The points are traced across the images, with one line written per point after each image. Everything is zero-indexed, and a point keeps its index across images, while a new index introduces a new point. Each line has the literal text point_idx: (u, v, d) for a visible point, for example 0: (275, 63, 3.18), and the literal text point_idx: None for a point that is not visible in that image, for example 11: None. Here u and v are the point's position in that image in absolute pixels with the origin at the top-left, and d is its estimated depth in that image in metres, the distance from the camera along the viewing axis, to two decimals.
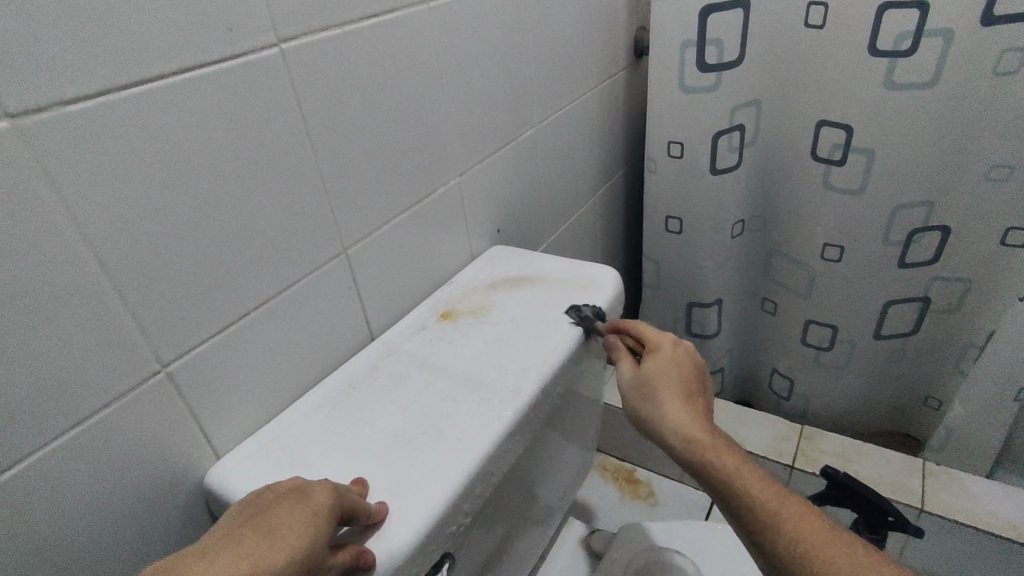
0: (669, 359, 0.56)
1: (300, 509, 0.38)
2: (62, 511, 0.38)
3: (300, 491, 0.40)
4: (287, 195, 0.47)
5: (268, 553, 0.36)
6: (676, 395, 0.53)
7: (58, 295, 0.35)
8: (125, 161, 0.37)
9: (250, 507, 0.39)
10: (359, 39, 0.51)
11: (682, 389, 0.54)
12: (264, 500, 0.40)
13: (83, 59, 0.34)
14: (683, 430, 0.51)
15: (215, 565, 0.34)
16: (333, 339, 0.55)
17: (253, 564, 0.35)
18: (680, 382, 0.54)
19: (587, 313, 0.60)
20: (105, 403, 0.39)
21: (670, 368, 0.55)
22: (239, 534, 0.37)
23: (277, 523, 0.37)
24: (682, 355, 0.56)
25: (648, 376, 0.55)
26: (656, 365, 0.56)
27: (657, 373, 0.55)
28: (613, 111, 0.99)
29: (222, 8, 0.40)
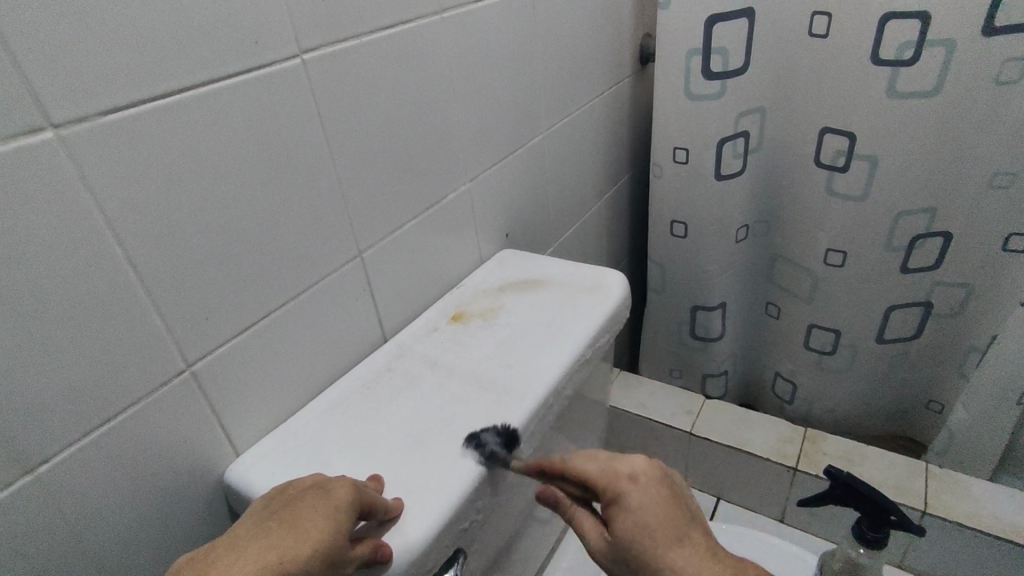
0: (642, 514, 0.45)
1: (321, 504, 0.40)
2: (92, 503, 0.40)
3: (323, 485, 0.42)
4: (307, 201, 0.49)
5: (294, 546, 0.38)
6: (670, 559, 0.45)
7: (94, 296, 0.37)
8: (157, 168, 0.38)
9: (275, 500, 0.42)
10: (376, 49, 0.52)
11: (672, 540, 0.45)
12: (289, 492, 0.42)
13: (120, 71, 0.35)
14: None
15: (242, 561, 0.37)
16: (347, 341, 0.57)
17: (276, 562, 0.37)
18: (664, 531, 0.45)
19: (492, 449, 0.48)
20: (136, 399, 0.41)
21: (647, 522, 0.45)
22: (266, 528, 0.39)
23: (299, 518, 0.39)
24: (648, 494, 0.46)
25: (627, 543, 0.46)
26: (630, 530, 0.45)
27: (636, 536, 0.45)
28: (620, 116, 1.01)
29: (249, 21, 0.41)
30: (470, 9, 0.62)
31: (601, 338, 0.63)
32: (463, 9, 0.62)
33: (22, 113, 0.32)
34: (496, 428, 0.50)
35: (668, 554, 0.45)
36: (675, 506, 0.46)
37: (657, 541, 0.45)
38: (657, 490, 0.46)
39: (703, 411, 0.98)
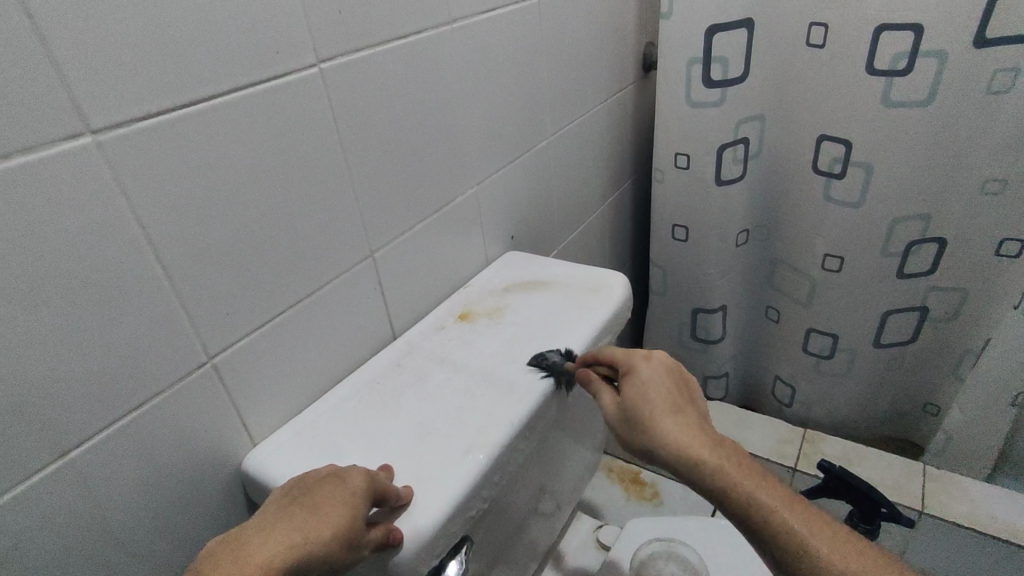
0: (647, 378, 0.52)
1: (338, 491, 0.43)
2: (120, 486, 0.42)
3: (339, 473, 0.44)
4: (323, 203, 0.51)
5: (314, 529, 0.40)
6: (665, 417, 0.50)
7: (126, 290, 0.39)
8: (185, 170, 0.41)
9: (294, 488, 0.44)
10: (389, 58, 0.55)
11: (668, 407, 0.51)
12: (309, 479, 0.44)
13: (155, 80, 0.38)
14: (682, 451, 0.49)
15: (266, 543, 0.40)
16: (359, 338, 0.59)
17: (297, 543, 0.40)
18: (664, 399, 0.51)
19: (554, 359, 0.58)
20: (162, 388, 0.43)
21: (652, 388, 0.52)
22: (288, 512, 0.42)
23: (317, 504, 0.42)
24: (657, 370, 0.53)
25: (631, 403, 0.52)
26: (635, 390, 0.52)
27: (639, 397, 0.52)
28: (623, 123, 1.03)
29: (271, 33, 0.44)
30: (479, 19, 0.65)
31: (603, 337, 0.65)
32: (472, 20, 0.64)
33: (64, 119, 0.34)
34: (559, 351, 0.59)
35: (661, 414, 0.50)
36: (679, 388, 0.53)
37: (657, 403, 0.51)
38: (665, 372, 0.54)
39: None
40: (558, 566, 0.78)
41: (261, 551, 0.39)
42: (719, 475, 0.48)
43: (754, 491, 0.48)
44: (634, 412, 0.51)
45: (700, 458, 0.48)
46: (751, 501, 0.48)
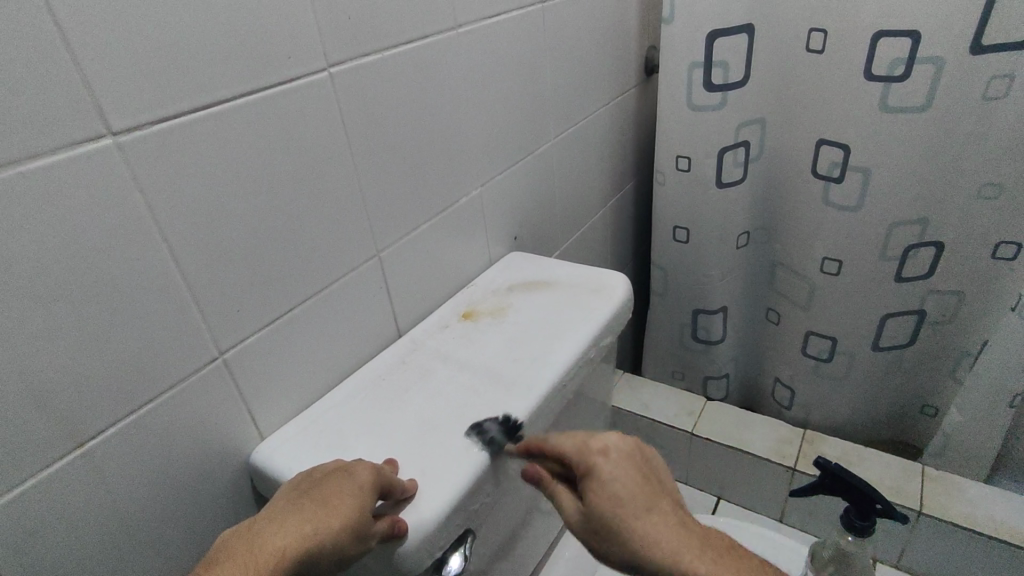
0: (614, 481, 0.47)
1: (346, 484, 0.44)
2: (135, 476, 0.43)
3: (345, 467, 0.45)
4: (331, 204, 0.53)
5: (324, 521, 0.42)
6: (638, 526, 0.47)
7: (143, 286, 0.41)
8: (200, 171, 0.42)
9: (302, 482, 0.45)
10: (397, 62, 0.56)
11: (641, 511, 0.47)
12: (319, 472, 0.46)
13: (175, 82, 0.39)
14: (667, 561, 0.46)
15: (279, 535, 0.42)
16: (364, 336, 0.61)
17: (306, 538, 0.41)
18: (637, 501, 0.47)
19: (492, 434, 0.52)
20: (176, 381, 0.44)
21: (617, 491, 0.47)
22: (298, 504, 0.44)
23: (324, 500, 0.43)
24: (621, 465, 0.48)
25: (600, 512, 0.47)
26: (602, 499, 0.47)
27: (604, 504, 0.47)
28: (625, 125, 1.04)
29: (284, 39, 0.45)
30: (484, 24, 0.66)
31: (604, 337, 0.66)
32: (477, 25, 0.65)
33: (86, 122, 0.36)
34: (497, 419, 0.53)
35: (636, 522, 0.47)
36: (646, 478, 0.49)
37: (628, 509, 0.47)
38: (628, 462, 0.49)
39: (705, 413, 1.00)
40: (558, 563, 0.79)
41: (273, 544, 0.41)
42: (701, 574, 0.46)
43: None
44: (604, 519, 0.47)
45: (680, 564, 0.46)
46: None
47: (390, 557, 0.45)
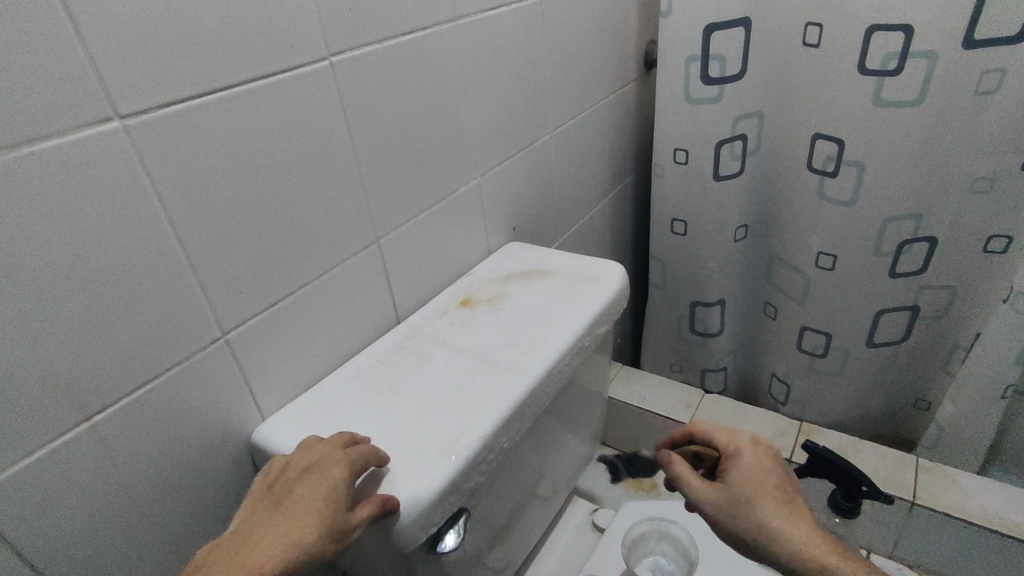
0: (754, 464, 0.53)
1: (318, 484, 0.44)
2: (141, 451, 0.45)
3: (315, 467, 0.45)
4: (332, 191, 0.54)
5: (301, 525, 0.42)
6: (773, 508, 0.50)
7: (149, 267, 0.42)
8: (205, 156, 0.43)
9: (272, 493, 0.45)
10: (396, 52, 0.57)
11: (776, 499, 0.51)
12: (287, 477, 0.45)
13: (180, 68, 0.41)
14: (797, 546, 0.49)
15: (258, 546, 0.41)
16: (364, 321, 0.62)
17: (289, 543, 0.41)
18: (772, 489, 0.52)
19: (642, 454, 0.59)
20: (179, 360, 0.46)
21: (760, 476, 0.52)
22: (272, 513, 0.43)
23: (302, 504, 0.43)
24: (761, 455, 0.54)
25: (735, 487, 0.52)
26: (739, 476, 0.53)
27: (744, 483, 0.52)
28: (624, 119, 1.05)
29: (285, 27, 0.46)
30: (483, 17, 0.67)
31: (598, 325, 0.67)
32: (476, 17, 0.66)
33: (95, 106, 0.37)
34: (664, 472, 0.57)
35: (771, 504, 0.51)
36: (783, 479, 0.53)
37: (764, 493, 0.52)
38: (770, 460, 0.54)
39: (701, 406, 1.01)
40: (554, 548, 0.80)
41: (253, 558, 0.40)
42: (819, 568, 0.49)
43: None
44: (738, 497, 0.52)
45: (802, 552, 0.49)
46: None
47: (388, 533, 0.46)
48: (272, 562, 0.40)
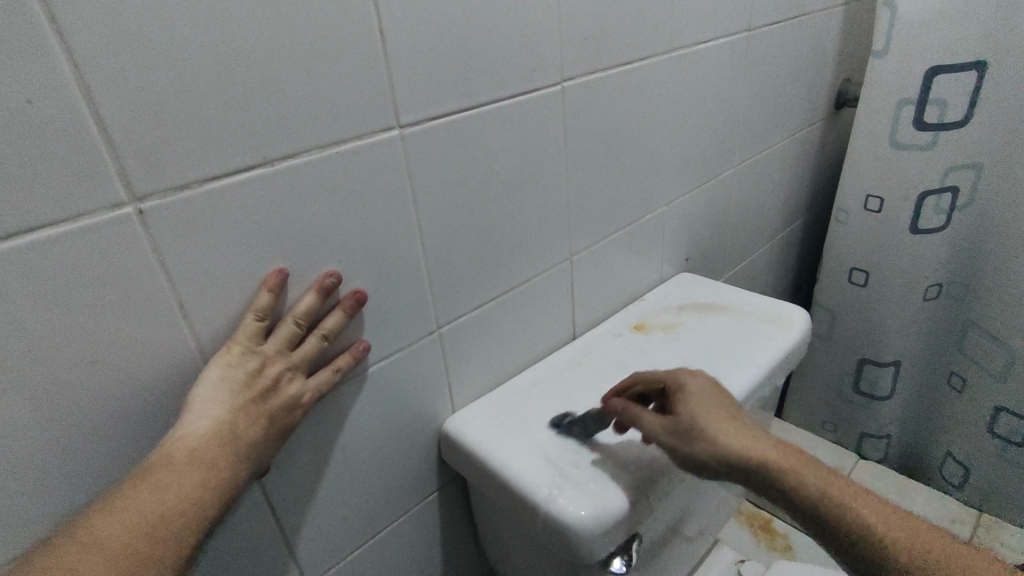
0: (703, 396, 0.48)
1: (281, 416, 0.39)
2: (362, 422, 0.50)
3: (286, 398, 0.39)
4: (542, 207, 0.57)
5: (265, 450, 0.38)
6: (727, 425, 0.46)
7: (399, 258, 0.47)
8: (456, 166, 0.48)
9: (242, 394, 0.37)
10: (618, 80, 0.60)
11: (727, 420, 0.46)
12: (254, 389, 0.38)
13: (452, 85, 0.45)
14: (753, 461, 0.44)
15: (234, 466, 0.36)
16: (547, 333, 0.65)
17: (253, 469, 0.38)
18: (721, 410, 0.47)
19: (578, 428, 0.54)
20: (404, 345, 0.50)
21: (711, 398, 0.48)
22: (250, 427, 0.37)
23: (266, 432, 0.38)
24: (707, 385, 0.49)
25: (697, 424, 0.46)
26: (692, 407, 0.47)
27: (707, 420, 0.46)
28: (808, 157, 1.01)
29: (533, 54, 0.50)
30: (694, 49, 0.68)
31: (779, 371, 0.65)
32: (689, 50, 0.68)
33: (385, 115, 0.42)
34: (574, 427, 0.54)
35: (719, 424, 0.46)
36: (733, 409, 0.48)
37: (721, 419, 0.46)
38: (714, 388, 0.49)
39: (857, 470, 0.94)
40: None
41: (231, 479, 0.36)
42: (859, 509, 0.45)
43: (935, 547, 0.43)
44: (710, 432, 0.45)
45: (831, 500, 0.45)
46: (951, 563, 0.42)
47: (569, 548, 0.47)
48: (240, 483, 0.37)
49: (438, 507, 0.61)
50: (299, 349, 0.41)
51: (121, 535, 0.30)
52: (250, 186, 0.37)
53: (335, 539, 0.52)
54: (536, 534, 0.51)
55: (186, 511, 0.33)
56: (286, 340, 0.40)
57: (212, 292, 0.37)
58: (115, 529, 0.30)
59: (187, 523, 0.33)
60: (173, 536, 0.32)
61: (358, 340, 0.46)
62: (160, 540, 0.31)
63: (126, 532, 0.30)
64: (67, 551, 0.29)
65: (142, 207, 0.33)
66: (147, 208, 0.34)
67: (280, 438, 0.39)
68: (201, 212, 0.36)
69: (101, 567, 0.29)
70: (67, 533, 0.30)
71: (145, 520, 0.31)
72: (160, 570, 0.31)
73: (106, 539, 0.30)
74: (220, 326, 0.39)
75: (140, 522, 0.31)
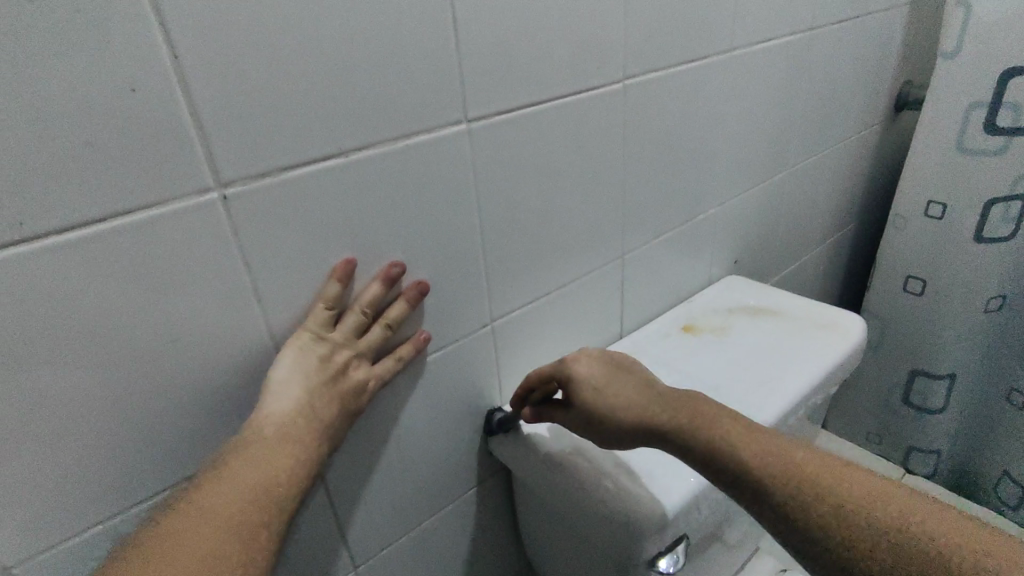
0: (587, 378, 0.49)
1: (350, 401, 0.41)
2: (416, 411, 0.51)
3: (352, 384, 0.41)
4: (597, 204, 0.57)
5: (339, 430, 0.41)
6: (611, 404, 0.47)
7: (459, 251, 0.47)
8: (517, 161, 0.48)
9: (315, 378, 0.39)
10: (677, 79, 0.59)
11: (611, 397, 0.47)
12: (323, 375, 0.40)
13: (518, 81, 0.46)
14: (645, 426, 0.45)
15: (315, 444, 0.39)
16: (595, 331, 0.65)
17: (331, 447, 0.40)
18: (608, 389, 0.48)
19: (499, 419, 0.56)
20: (458, 338, 0.51)
21: (602, 383, 0.48)
22: (326, 409, 0.40)
23: (337, 415, 0.41)
24: (593, 365, 0.50)
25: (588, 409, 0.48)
26: (580, 394, 0.49)
27: (592, 402, 0.48)
28: (864, 161, 0.98)
29: (597, 51, 0.50)
30: (754, 49, 0.67)
31: (833, 379, 0.63)
32: (750, 49, 0.66)
33: (452, 110, 0.43)
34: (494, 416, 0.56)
35: (602, 407, 0.47)
36: (619, 383, 0.48)
37: (608, 400, 0.47)
38: (600, 365, 0.50)
39: None
40: None
41: (317, 456, 0.39)
42: (785, 468, 0.40)
43: (888, 498, 0.37)
44: (598, 417, 0.47)
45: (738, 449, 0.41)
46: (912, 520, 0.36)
47: (624, 545, 0.47)
48: (321, 460, 0.39)
49: (482, 499, 0.61)
50: (365, 338, 0.42)
51: (229, 505, 0.33)
52: (325, 175, 0.38)
53: (386, 524, 0.53)
54: (584, 529, 0.52)
55: (282, 484, 0.36)
56: (352, 330, 0.41)
57: (284, 277, 0.39)
58: (226, 498, 0.34)
59: (283, 492, 0.36)
60: (272, 505, 0.35)
61: (421, 331, 0.47)
62: (265, 508, 0.35)
63: (237, 497, 0.34)
64: (187, 516, 0.32)
65: (226, 194, 0.35)
66: (230, 195, 0.35)
67: (350, 421, 0.42)
68: (279, 199, 0.37)
69: (215, 533, 0.32)
70: (183, 500, 0.33)
71: (247, 491, 0.34)
72: (265, 534, 0.34)
73: (216, 506, 0.33)
74: (291, 311, 0.40)
75: (243, 493, 0.34)
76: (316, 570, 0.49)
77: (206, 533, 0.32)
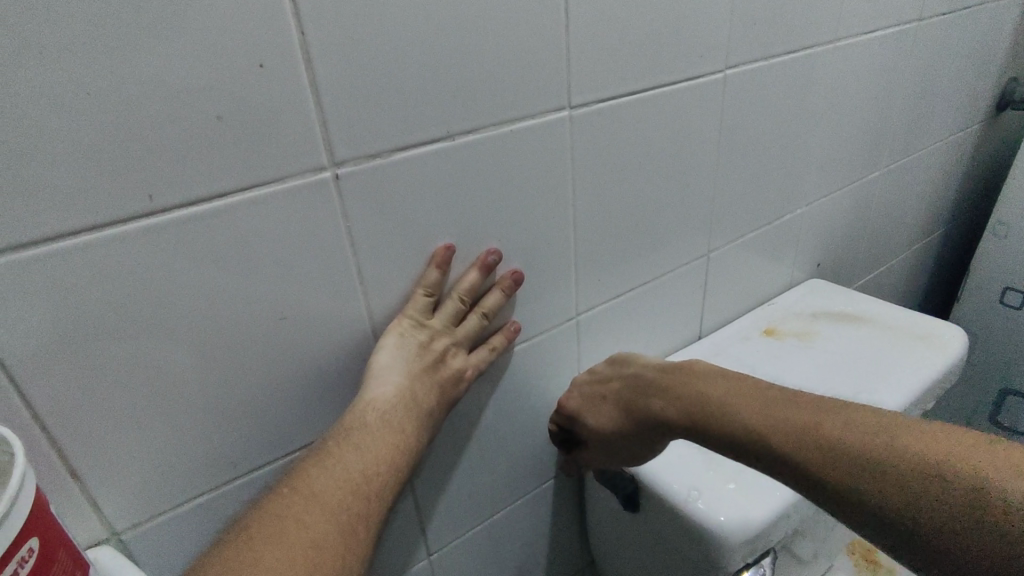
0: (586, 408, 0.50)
1: (448, 388, 0.41)
2: (498, 402, 0.50)
3: (449, 372, 0.42)
4: (687, 198, 0.55)
5: (437, 416, 0.41)
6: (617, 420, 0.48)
7: (552, 241, 0.46)
8: (615, 151, 0.47)
9: (417, 364, 0.39)
10: (778, 70, 0.56)
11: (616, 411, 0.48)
12: (422, 360, 0.40)
13: (623, 68, 0.44)
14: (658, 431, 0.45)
15: (415, 430, 0.39)
16: (674, 330, 0.63)
17: (428, 433, 0.40)
18: (609, 406, 0.49)
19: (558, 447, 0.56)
20: (544, 329, 0.50)
21: (596, 402, 0.50)
22: (424, 395, 0.40)
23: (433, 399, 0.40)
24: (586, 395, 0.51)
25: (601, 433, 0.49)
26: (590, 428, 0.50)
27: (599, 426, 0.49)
28: (960, 163, 0.92)
29: (703, 38, 0.48)
30: (858, 40, 0.63)
31: (930, 394, 0.59)
32: (853, 40, 0.63)
33: (557, 96, 0.41)
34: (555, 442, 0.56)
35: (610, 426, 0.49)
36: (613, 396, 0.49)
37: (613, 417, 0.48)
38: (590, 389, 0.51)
39: None
40: None
41: (416, 445, 0.39)
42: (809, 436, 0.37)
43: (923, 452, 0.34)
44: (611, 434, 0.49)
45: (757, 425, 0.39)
46: (962, 464, 0.33)
47: (706, 557, 0.46)
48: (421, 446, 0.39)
49: (552, 495, 0.60)
50: (462, 326, 0.42)
51: (335, 491, 0.34)
52: (432, 158, 0.38)
53: (461, 514, 0.52)
54: (661, 536, 0.50)
55: (383, 471, 0.36)
56: (452, 316, 0.42)
57: (386, 261, 0.38)
58: (329, 483, 0.34)
59: (383, 480, 0.36)
60: (373, 493, 0.35)
61: (512, 320, 0.47)
62: (366, 495, 0.35)
63: (342, 484, 0.34)
64: (291, 497, 0.32)
65: (339, 172, 0.35)
66: (343, 173, 0.35)
67: (445, 408, 0.42)
68: (387, 181, 0.36)
69: (325, 519, 0.32)
70: (289, 484, 0.33)
71: (352, 479, 0.34)
72: (366, 522, 0.34)
73: (322, 490, 0.33)
74: (390, 295, 0.40)
75: (349, 480, 0.34)
76: (393, 554, 0.48)
77: (313, 520, 0.32)
